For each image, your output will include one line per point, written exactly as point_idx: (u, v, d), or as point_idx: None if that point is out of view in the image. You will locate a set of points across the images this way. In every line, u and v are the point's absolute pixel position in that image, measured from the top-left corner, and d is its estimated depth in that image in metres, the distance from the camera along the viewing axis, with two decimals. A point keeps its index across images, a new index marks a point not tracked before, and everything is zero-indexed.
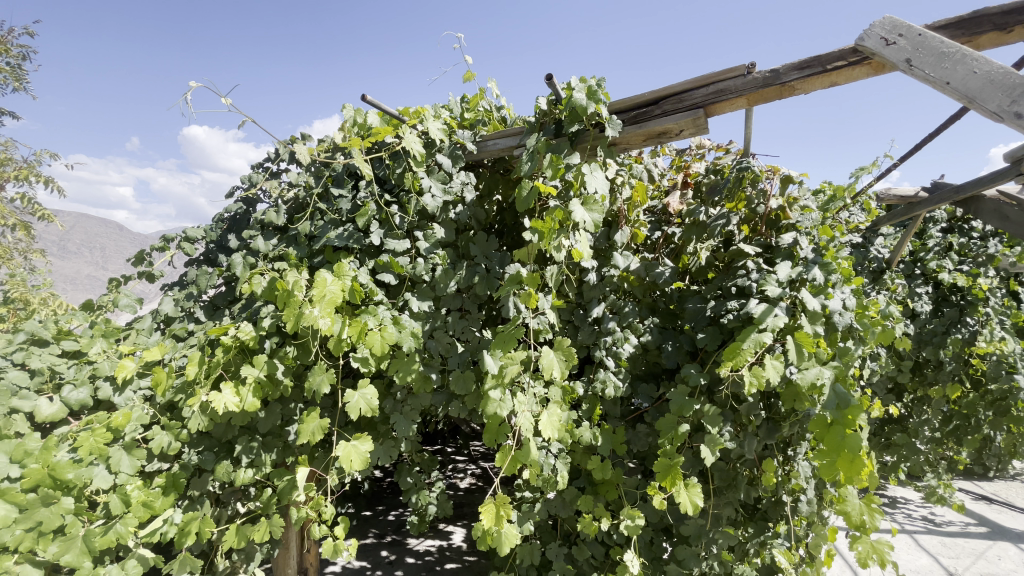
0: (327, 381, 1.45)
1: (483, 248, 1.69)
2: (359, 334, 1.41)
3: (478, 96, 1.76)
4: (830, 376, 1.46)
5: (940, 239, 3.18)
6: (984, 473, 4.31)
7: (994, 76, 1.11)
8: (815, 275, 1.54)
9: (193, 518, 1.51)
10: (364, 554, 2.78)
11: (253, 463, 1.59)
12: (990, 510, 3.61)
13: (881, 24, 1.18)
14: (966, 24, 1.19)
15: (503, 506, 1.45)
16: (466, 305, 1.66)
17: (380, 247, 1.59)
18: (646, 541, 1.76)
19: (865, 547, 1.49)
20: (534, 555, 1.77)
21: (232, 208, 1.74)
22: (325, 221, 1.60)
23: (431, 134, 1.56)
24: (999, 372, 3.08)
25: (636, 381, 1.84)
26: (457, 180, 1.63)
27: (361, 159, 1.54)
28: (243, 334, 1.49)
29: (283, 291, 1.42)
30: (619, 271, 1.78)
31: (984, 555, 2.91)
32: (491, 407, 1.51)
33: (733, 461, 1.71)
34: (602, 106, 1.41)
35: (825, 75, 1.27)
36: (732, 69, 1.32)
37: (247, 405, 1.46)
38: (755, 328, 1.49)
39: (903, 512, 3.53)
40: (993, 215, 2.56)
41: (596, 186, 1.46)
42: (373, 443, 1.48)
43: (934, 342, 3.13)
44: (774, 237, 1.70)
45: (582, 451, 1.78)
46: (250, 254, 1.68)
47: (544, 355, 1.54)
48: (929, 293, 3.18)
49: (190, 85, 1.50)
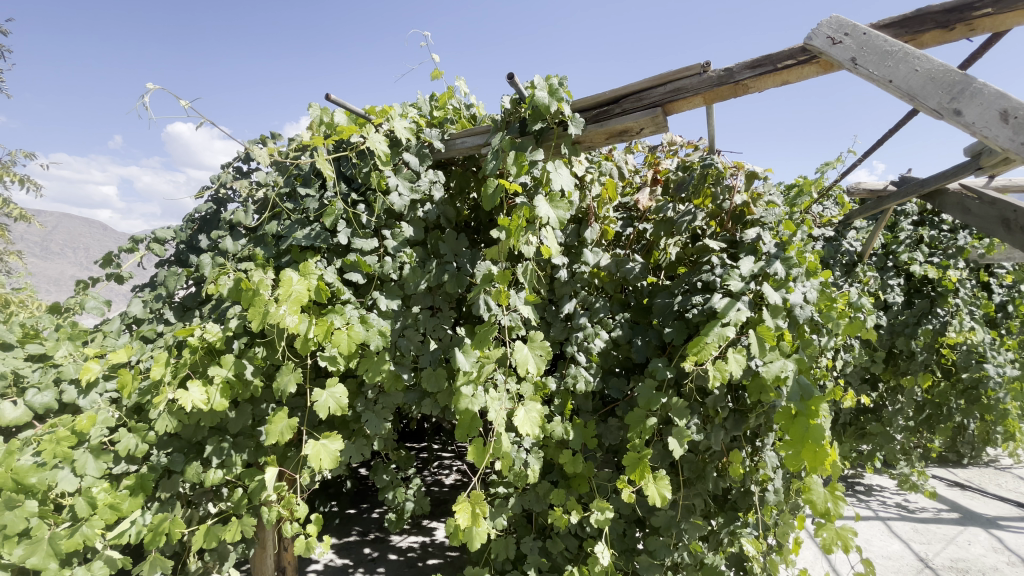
0: (295, 381, 1.45)
1: (453, 246, 1.67)
2: (325, 333, 1.41)
3: (447, 94, 1.77)
4: (793, 369, 1.47)
5: (911, 232, 3.25)
6: (959, 460, 4.41)
7: (934, 73, 1.14)
8: (777, 269, 1.57)
9: (162, 519, 1.50)
10: (346, 552, 2.79)
11: (224, 464, 1.58)
12: (963, 496, 3.71)
13: (827, 23, 1.21)
14: (909, 23, 1.22)
15: (479, 504, 1.44)
16: (436, 303, 1.67)
17: (348, 246, 1.59)
18: (618, 533, 1.78)
19: (830, 535, 1.52)
20: (508, 548, 1.80)
21: (202, 208, 1.75)
22: (292, 220, 1.60)
23: (396, 133, 1.55)
24: (969, 361, 3.20)
25: (608, 375, 1.86)
26: (425, 178, 1.63)
27: (325, 157, 1.53)
28: (209, 334, 1.48)
29: (247, 291, 1.41)
30: (590, 267, 1.81)
31: (954, 541, 2.99)
32: (462, 403, 1.50)
33: (702, 453, 1.74)
34: (564, 104, 1.43)
35: (776, 74, 1.30)
36: (688, 68, 1.34)
37: (213, 405, 1.45)
38: (718, 322, 1.51)
39: (879, 499, 3.62)
40: (955, 208, 2.61)
41: (561, 183, 1.47)
42: (343, 442, 1.48)
43: (906, 333, 3.19)
44: (739, 232, 1.73)
45: (555, 446, 1.80)
46: (219, 255, 1.69)
47: (516, 351, 1.54)
48: (901, 284, 3.23)
49: (149, 88, 1.49)
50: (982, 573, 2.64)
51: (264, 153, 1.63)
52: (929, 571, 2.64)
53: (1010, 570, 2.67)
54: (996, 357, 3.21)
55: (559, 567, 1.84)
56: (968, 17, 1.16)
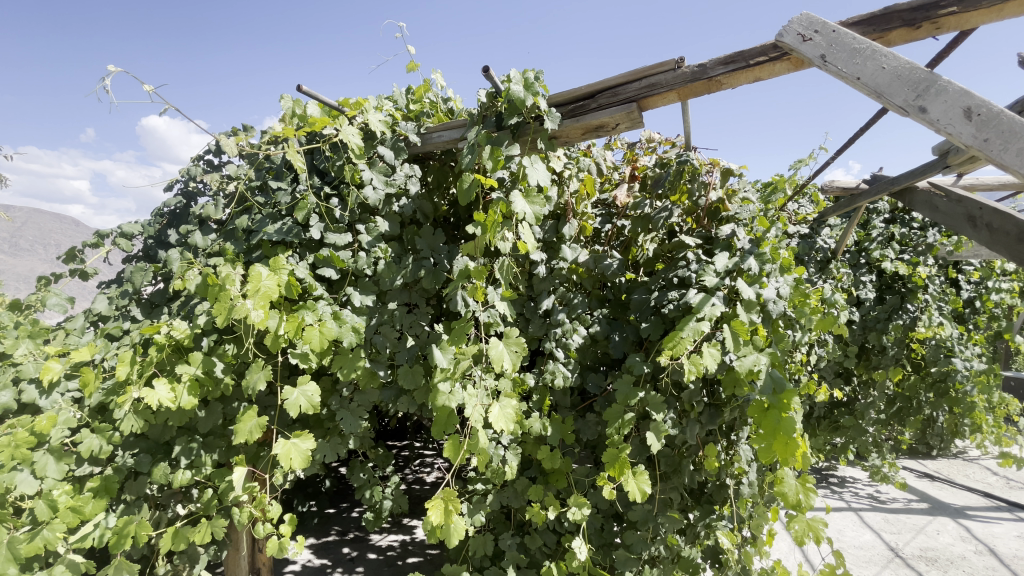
0: (265, 379, 1.42)
1: (430, 241, 1.65)
2: (296, 330, 1.38)
3: (423, 87, 1.73)
4: (766, 362, 1.50)
5: (883, 229, 3.32)
6: (928, 452, 4.54)
7: (900, 71, 1.16)
8: (750, 265, 1.60)
9: (128, 521, 1.45)
10: (324, 552, 2.75)
11: (193, 464, 1.54)
12: (932, 487, 3.82)
13: (798, 20, 1.23)
14: (877, 21, 1.24)
15: (452, 500, 1.43)
16: (413, 299, 1.64)
17: (320, 241, 1.56)
18: (596, 528, 1.79)
19: (801, 526, 1.54)
20: (486, 545, 1.80)
21: (171, 202, 1.72)
22: (263, 214, 1.56)
23: (371, 126, 1.54)
24: (937, 356, 3.28)
25: (586, 371, 1.86)
26: (401, 172, 1.61)
27: (296, 149, 1.50)
28: (177, 331, 1.44)
29: (213, 286, 1.37)
30: (568, 263, 1.79)
31: (923, 530, 3.07)
32: (439, 400, 1.46)
33: (677, 447, 1.75)
34: (541, 98, 1.42)
35: (749, 70, 1.32)
36: (662, 63, 1.34)
37: (181, 403, 1.41)
38: (692, 317, 1.53)
39: (851, 491, 3.70)
40: (925, 206, 2.66)
41: (537, 178, 1.46)
42: (316, 441, 1.45)
43: (878, 329, 3.26)
44: (714, 229, 1.74)
45: (533, 442, 1.80)
46: (187, 251, 1.64)
47: (493, 347, 1.52)
48: (872, 280, 3.28)
49: (110, 70, 1.45)
50: (949, 561, 2.71)
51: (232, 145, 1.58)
52: (898, 560, 2.71)
53: (976, 558, 2.76)
54: (963, 351, 3.31)
55: (537, 563, 1.84)
56: (934, 16, 1.19)
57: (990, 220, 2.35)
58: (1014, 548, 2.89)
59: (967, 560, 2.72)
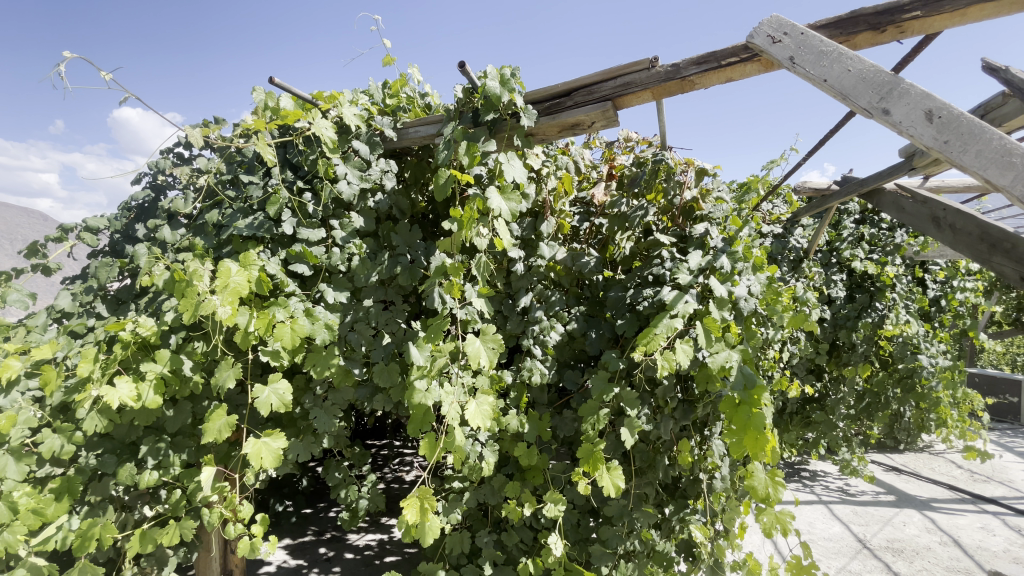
0: (235, 377, 1.39)
1: (406, 237, 1.63)
2: (267, 327, 1.35)
3: (400, 81, 1.70)
4: (738, 359, 1.52)
5: (853, 230, 3.41)
6: (895, 446, 4.69)
7: (865, 74, 1.19)
8: (722, 263, 1.63)
9: (92, 523, 1.40)
10: (300, 552, 2.72)
11: (160, 465, 1.50)
12: (898, 480, 3.94)
13: (768, 22, 1.26)
14: (844, 24, 1.27)
15: (428, 498, 1.41)
16: (389, 297, 1.61)
17: (293, 236, 1.53)
18: (572, 523, 1.80)
19: (769, 519, 1.57)
20: (463, 542, 1.80)
21: (139, 196, 1.68)
22: (233, 209, 1.52)
23: (345, 119, 1.50)
24: (904, 353, 3.38)
25: (563, 368, 1.87)
26: (376, 167, 1.59)
27: (267, 142, 1.46)
28: (143, 328, 1.40)
29: (180, 282, 1.34)
30: (546, 261, 1.79)
31: (890, 522, 3.17)
32: (415, 398, 1.44)
33: (652, 442, 1.78)
34: (517, 95, 1.42)
35: (721, 71, 1.34)
36: (637, 62, 1.35)
37: (146, 402, 1.36)
38: (666, 314, 1.55)
39: (822, 484, 3.81)
40: (892, 207, 2.74)
41: (513, 175, 1.45)
42: (287, 440, 1.42)
43: (848, 326, 3.35)
44: (689, 227, 1.77)
45: (510, 439, 1.79)
46: (156, 245, 1.62)
47: (469, 344, 1.49)
48: (843, 279, 3.38)
49: (65, 56, 1.41)
50: (915, 552, 2.80)
51: (198, 137, 1.53)
52: (866, 551, 2.79)
53: (941, 549, 2.85)
54: (929, 348, 3.42)
55: (514, 559, 1.85)
56: (898, 20, 1.22)
57: (954, 221, 2.41)
58: (977, 539, 3.00)
59: (933, 551, 2.81)
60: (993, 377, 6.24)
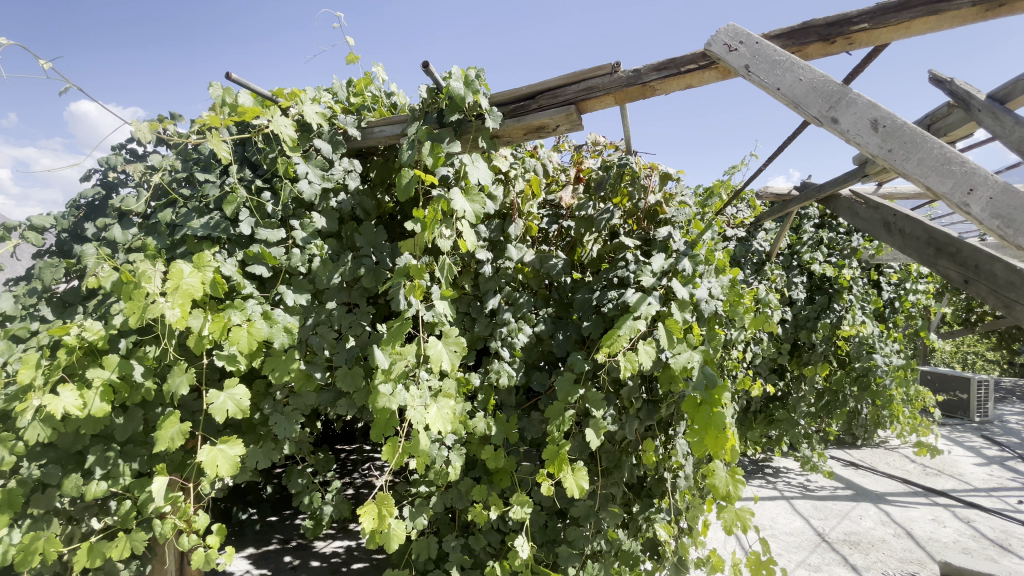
0: (188, 383, 1.33)
1: (371, 238, 1.60)
2: (222, 331, 1.31)
3: (364, 80, 1.67)
4: (699, 359, 1.55)
5: (813, 234, 3.53)
6: (853, 442, 4.87)
7: (815, 83, 1.23)
8: (685, 266, 1.67)
9: (35, 537, 1.34)
10: (264, 562, 2.63)
11: (109, 475, 1.43)
12: (856, 475, 4.10)
13: (725, 31, 1.29)
14: (796, 35, 1.31)
15: (386, 504, 1.38)
16: (352, 299, 1.58)
17: (251, 237, 1.49)
18: (539, 525, 1.80)
19: (729, 515, 1.60)
20: (430, 548, 1.78)
21: (89, 193, 1.63)
22: (188, 208, 1.47)
23: (306, 118, 1.47)
24: (860, 352, 3.52)
25: (531, 369, 1.87)
26: (339, 166, 1.56)
27: (222, 139, 1.42)
28: (89, 332, 1.35)
29: (128, 283, 1.28)
30: (513, 263, 1.79)
31: (847, 515, 3.29)
32: (380, 402, 1.41)
33: (618, 442, 1.80)
34: (481, 96, 1.42)
35: (680, 77, 1.37)
36: (599, 68, 1.37)
37: (93, 411, 1.30)
38: (630, 316, 1.57)
39: (784, 480, 3.92)
40: (846, 212, 2.85)
41: (478, 176, 1.44)
42: (245, 446, 1.36)
43: (808, 327, 3.46)
44: (653, 230, 1.81)
45: (478, 442, 1.79)
46: (106, 245, 1.56)
47: (431, 347, 1.47)
48: (803, 282, 3.48)
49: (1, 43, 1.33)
50: (870, 544, 2.91)
51: (144, 131, 1.47)
52: (825, 544, 2.88)
53: (895, 541, 2.97)
54: (883, 347, 3.57)
55: (481, 563, 1.84)
56: (846, 31, 1.26)
57: (904, 226, 2.51)
58: (928, 530, 3.13)
59: (887, 543, 2.93)
60: (944, 374, 6.54)
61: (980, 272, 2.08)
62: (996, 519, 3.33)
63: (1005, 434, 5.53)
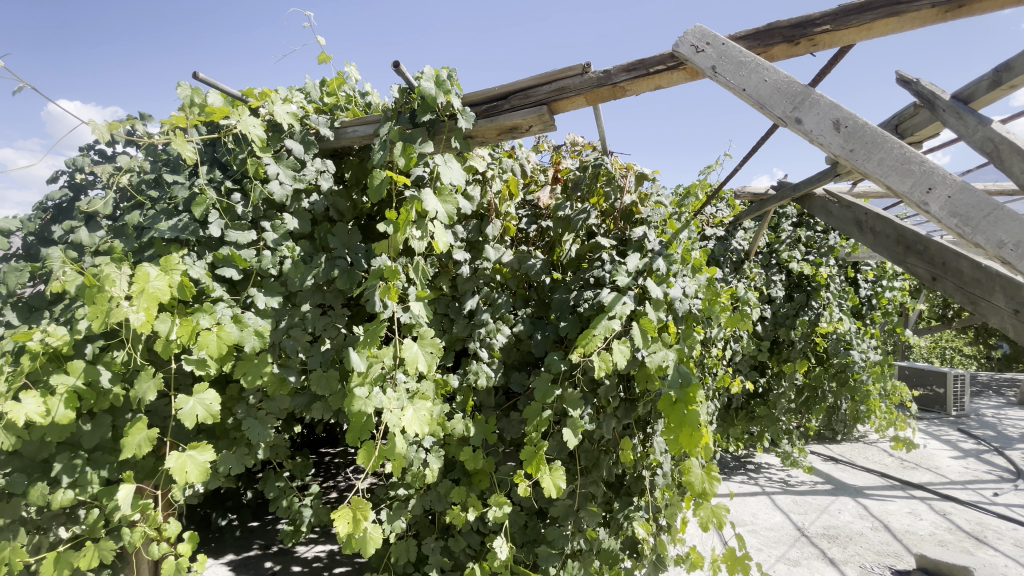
0: (155, 388, 1.31)
1: (345, 239, 1.58)
2: (190, 335, 1.28)
3: (338, 80, 1.65)
4: (674, 358, 1.56)
5: (791, 232, 3.59)
6: (833, 437, 4.96)
7: (779, 84, 1.25)
8: (659, 265, 1.69)
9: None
10: (244, 568, 2.58)
11: (76, 483, 1.39)
12: (835, 469, 4.16)
13: (691, 32, 1.31)
14: (761, 36, 1.32)
15: (361, 509, 1.36)
16: (327, 300, 1.57)
17: (221, 238, 1.46)
18: (519, 526, 1.79)
19: (705, 513, 1.60)
20: (409, 551, 1.77)
21: (55, 195, 1.59)
22: (156, 210, 1.44)
23: (276, 117, 1.45)
24: (838, 349, 3.58)
25: (510, 370, 1.86)
26: (312, 167, 1.54)
27: (188, 139, 1.40)
28: (53, 337, 1.31)
29: (91, 287, 1.25)
30: (491, 263, 1.79)
31: (827, 510, 3.34)
32: (356, 406, 1.39)
33: (596, 441, 1.80)
34: (453, 96, 1.41)
35: (649, 78, 1.38)
36: (570, 68, 1.38)
37: (56, 418, 1.27)
38: (605, 316, 1.58)
39: (766, 475, 3.98)
40: (821, 211, 2.90)
41: (450, 177, 1.44)
42: (216, 452, 1.33)
43: (787, 324, 3.51)
44: (628, 230, 1.82)
45: (456, 443, 1.78)
46: (73, 248, 1.53)
47: (406, 349, 1.45)
48: (782, 280, 3.53)
49: None
50: (849, 537, 2.96)
51: (102, 131, 1.39)
52: (804, 539, 2.93)
53: (872, 534, 3.02)
54: (860, 344, 3.63)
55: (461, 565, 1.83)
56: (810, 33, 1.28)
57: (874, 225, 2.55)
58: (905, 523, 3.19)
59: (864, 536, 2.98)
60: (921, 370, 6.68)
61: (947, 269, 2.14)
62: (971, 512, 3.41)
63: (981, 427, 5.65)
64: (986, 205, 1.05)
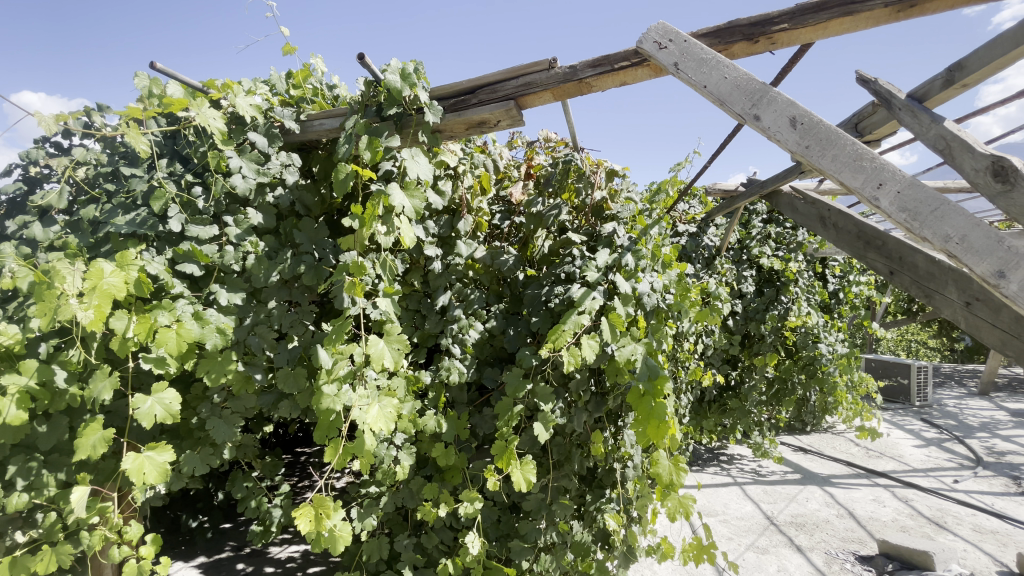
0: (112, 387, 1.28)
1: (311, 234, 1.56)
2: (148, 333, 1.25)
3: (303, 71, 1.62)
4: (642, 351, 1.59)
5: (761, 229, 3.66)
6: (803, 428, 5.10)
7: (739, 81, 1.29)
8: (627, 261, 1.72)
9: None
10: (215, 570, 2.53)
11: (32, 486, 1.35)
12: (804, 459, 4.28)
13: (654, 29, 1.33)
14: (722, 33, 1.34)
15: (324, 506, 1.35)
16: (293, 297, 1.54)
17: (182, 234, 1.43)
18: (492, 520, 1.79)
19: (673, 503, 1.62)
20: (382, 549, 1.76)
21: (9, 188, 1.53)
22: (113, 204, 1.40)
23: (238, 110, 1.41)
24: (806, 342, 3.68)
25: (482, 366, 1.86)
26: (276, 160, 1.52)
27: (144, 130, 1.35)
28: (4, 336, 1.27)
29: (41, 283, 1.21)
30: (463, 259, 1.78)
31: (795, 498, 3.44)
32: (323, 403, 1.37)
33: (567, 435, 1.82)
34: (419, 90, 1.40)
35: (614, 74, 1.40)
36: (537, 63, 1.38)
37: (7, 419, 1.22)
38: (575, 310, 1.58)
39: (738, 466, 4.07)
40: (788, 207, 2.97)
41: (417, 172, 1.43)
42: (176, 452, 1.30)
43: (757, 318, 3.59)
44: (598, 226, 1.83)
45: (428, 440, 1.76)
46: (26, 244, 1.46)
47: (373, 345, 1.43)
48: (753, 275, 3.61)
49: None
50: (815, 525, 3.05)
51: (50, 124, 1.35)
52: (772, 527, 3.00)
53: (838, 521, 3.12)
54: (828, 337, 3.73)
55: (435, 561, 1.83)
56: (768, 31, 1.31)
57: (837, 221, 2.62)
58: (869, 510, 3.31)
59: (830, 524, 3.08)
60: (887, 362, 6.90)
61: (904, 263, 2.21)
62: (932, 499, 3.54)
63: (942, 417, 5.88)
64: (934, 200, 1.09)
